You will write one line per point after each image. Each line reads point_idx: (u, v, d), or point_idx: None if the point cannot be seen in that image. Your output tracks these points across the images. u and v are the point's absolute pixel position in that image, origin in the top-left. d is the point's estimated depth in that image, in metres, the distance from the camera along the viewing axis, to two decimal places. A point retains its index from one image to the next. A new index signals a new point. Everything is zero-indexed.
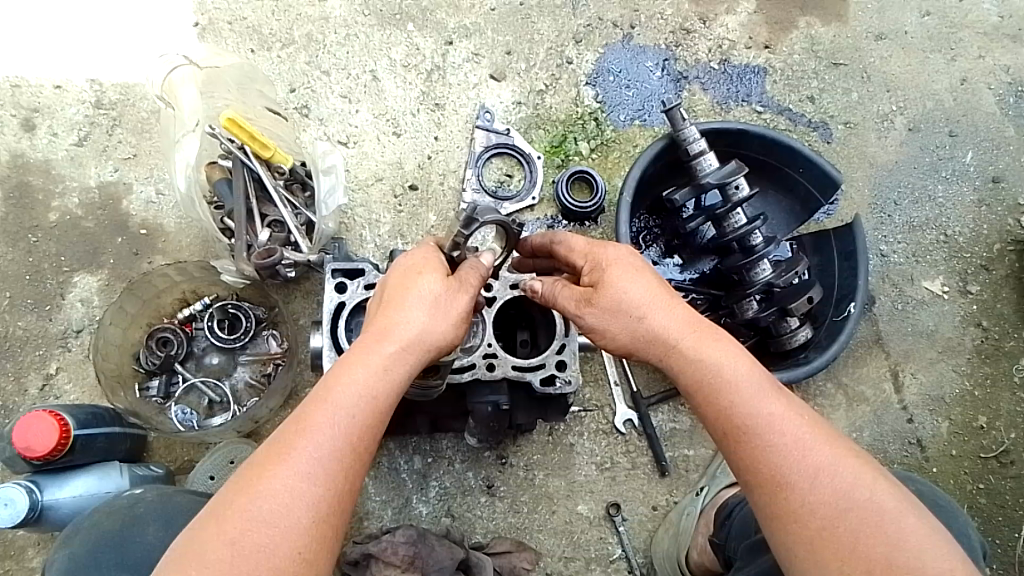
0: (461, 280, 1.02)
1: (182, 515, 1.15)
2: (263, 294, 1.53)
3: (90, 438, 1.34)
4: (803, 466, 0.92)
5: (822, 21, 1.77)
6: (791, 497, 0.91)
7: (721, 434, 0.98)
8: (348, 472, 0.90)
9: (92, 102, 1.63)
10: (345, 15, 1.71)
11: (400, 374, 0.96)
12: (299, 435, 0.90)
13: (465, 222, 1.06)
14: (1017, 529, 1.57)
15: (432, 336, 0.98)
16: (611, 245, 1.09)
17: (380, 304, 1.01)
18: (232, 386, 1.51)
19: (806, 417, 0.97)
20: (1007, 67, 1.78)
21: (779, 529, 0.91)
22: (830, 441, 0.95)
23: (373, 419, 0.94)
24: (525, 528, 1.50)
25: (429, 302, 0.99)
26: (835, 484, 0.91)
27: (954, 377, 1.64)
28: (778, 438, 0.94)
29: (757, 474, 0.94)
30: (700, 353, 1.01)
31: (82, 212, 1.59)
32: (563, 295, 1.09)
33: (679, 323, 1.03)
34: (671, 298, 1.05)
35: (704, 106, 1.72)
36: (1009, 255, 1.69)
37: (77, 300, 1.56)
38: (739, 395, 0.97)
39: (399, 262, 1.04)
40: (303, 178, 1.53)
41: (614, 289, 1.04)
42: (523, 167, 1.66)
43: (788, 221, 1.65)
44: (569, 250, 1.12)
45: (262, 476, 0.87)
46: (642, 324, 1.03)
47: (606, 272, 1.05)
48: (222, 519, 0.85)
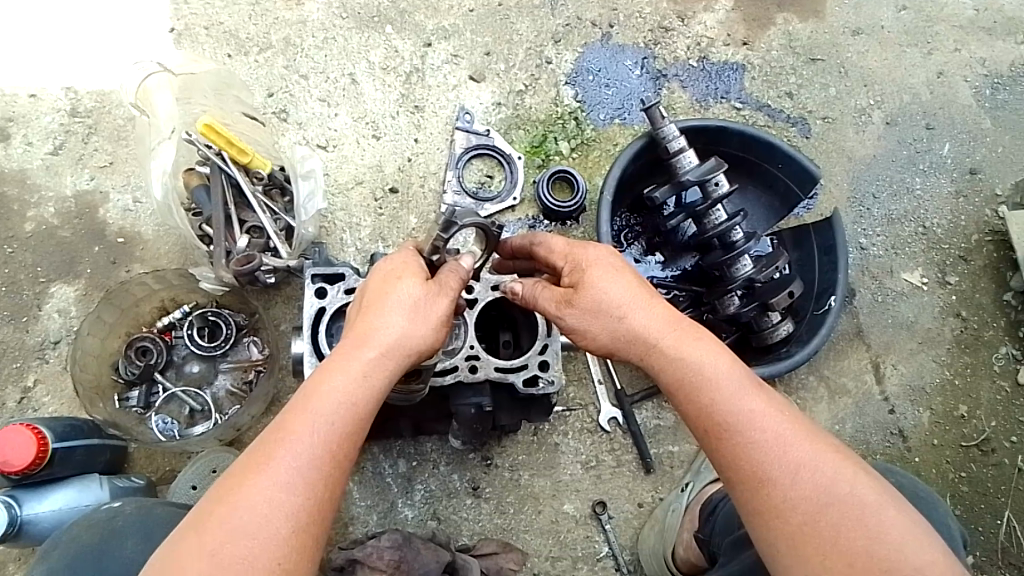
0: (440, 284, 1.02)
1: (162, 527, 1.14)
2: (242, 300, 1.52)
3: (69, 450, 1.33)
4: (784, 462, 0.92)
5: (799, 17, 1.77)
6: (773, 493, 0.91)
7: (701, 432, 0.98)
8: (328, 481, 0.90)
9: (67, 110, 1.62)
10: (323, 18, 1.70)
11: (381, 380, 0.96)
12: (278, 445, 0.89)
13: (443, 225, 1.07)
14: (999, 516, 1.59)
15: (411, 341, 0.98)
16: (590, 246, 1.09)
17: (360, 310, 1.01)
18: (213, 394, 1.51)
19: (786, 412, 0.97)
20: (983, 60, 1.79)
21: (761, 526, 0.92)
22: (810, 436, 0.95)
23: (353, 426, 0.93)
24: (511, 529, 1.50)
25: (408, 307, 0.99)
26: (816, 480, 0.91)
27: (934, 368, 1.65)
28: (758, 434, 0.94)
29: (739, 471, 0.94)
30: (680, 351, 1.01)
31: (59, 222, 1.58)
32: (544, 297, 1.10)
33: (660, 322, 1.03)
34: (651, 298, 1.05)
35: (683, 104, 1.72)
36: (987, 245, 1.70)
37: (55, 310, 1.55)
38: (719, 392, 0.97)
39: (379, 268, 1.04)
40: (281, 183, 1.53)
41: (594, 290, 1.04)
42: (504, 167, 1.66)
43: (768, 216, 1.65)
44: (548, 252, 1.13)
45: (241, 487, 0.87)
46: (622, 323, 1.03)
47: (586, 273, 1.06)
48: (201, 531, 0.85)
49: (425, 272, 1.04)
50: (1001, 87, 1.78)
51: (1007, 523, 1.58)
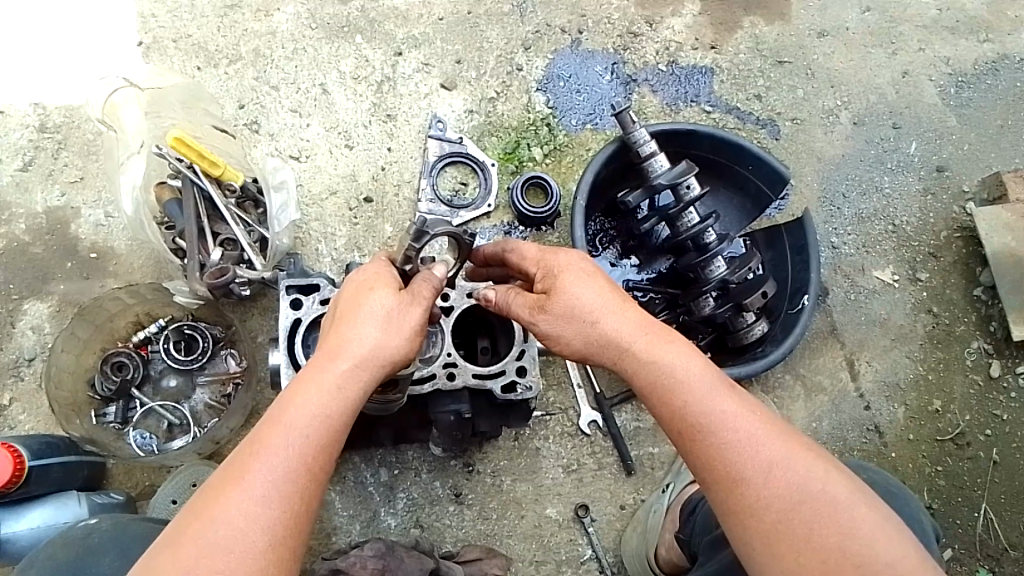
0: (413, 294, 1.02)
1: (140, 543, 1.13)
2: (218, 313, 1.51)
3: (44, 468, 1.32)
4: (756, 462, 0.94)
5: (765, 20, 1.80)
6: (746, 492, 0.92)
7: (675, 433, 0.99)
8: (304, 494, 0.90)
9: (35, 126, 1.61)
10: (293, 29, 1.70)
11: (356, 391, 0.96)
12: (253, 458, 0.89)
13: (415, 236, 1.06)
14: (976, 508, 1.61)
15: (385, 351, 0.98)
16: (561, 252, 1.09)
17: (334, 321, 1.01)
18: (191, 408, 1.49)
19: (759, 412, 0.98)
20: (947, 59, 1.82)
21: (736, 525, 0.93)
22: (782, 435, 0.96)
23: (328, 438, 0.93)
24: (494, 535, 1.50)
25: (381, 317, 0.99)
26: (789, 478, 0.92)
27: (907, 364, 1.67)
28: (731, 435, 0.95)
29: (713, 471, 0.95)
30: (653, 355, 1.02)
31: (30, 238, 1.56)
32: (516, 304, 1.10)
33: (632, 327, 1.04)
34: (623, 302, 1.06)
35: (653, 108, 1.74)
36: (956, 241, 1.73)
37: (29, 327, 1.53)
38: (692, 394, 0.98)
39: (351, 279, 1.04)
40: (255, 195, 1.52)
41: (566, 296, 1.05)
42: (478, 174, 1.67)
43: (740, 218, 1.67)
44: (520, 258, 1.13)
45: (216, 502, 0.86)
46: (595, 328, 1.04)
47: (557, 279, 1.06)
48: (176, 547, 0.84)
49: (398, 282, 1.04)
50: (966, 85, 1.81)
51: (983, 515, 1.61)
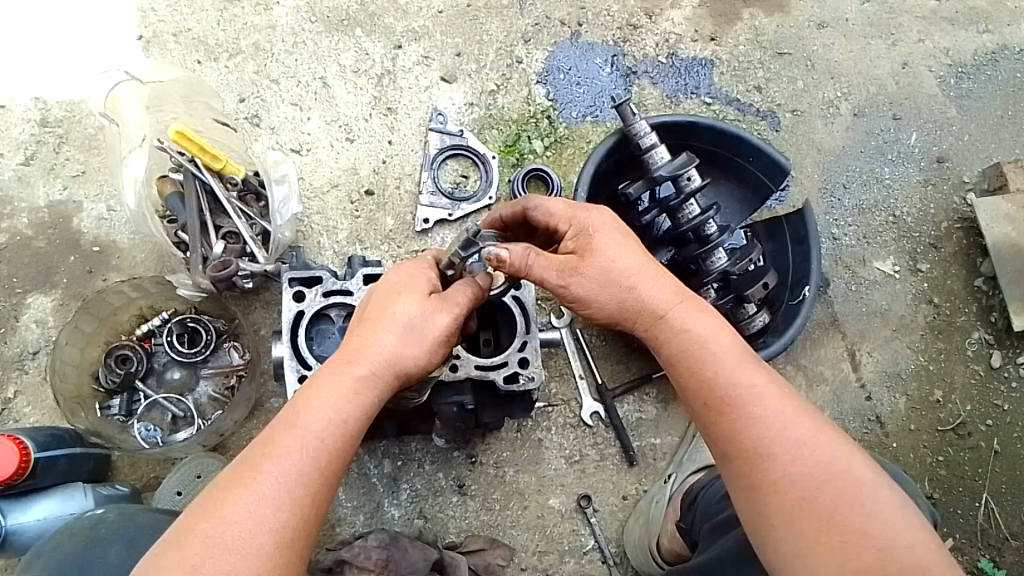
0: (440, 302, 1.03)
1: (147, 534, 1.14)
2: (221, 306, 1.52)
3: (51, 459, 1.33)
4: (785, 438, 0.94)
5: (764, 12, 1.80)
6: (771, 467, 0.93)
7: (701, 405, 1.00)
8: (314, 497, 0.90)
9: (37, 121, 1.61)
10: (293, 23, 1.70)
11: (370, 398, 0.98)
12: (266, 460, 0.89)
13: (465, 244, 1.10)
14: (977, 498, 1.62)
15: (402, 361, 1.00)
16: (595, 211, 1.12)
17: (360, 322, 1.03)
18: (194, 401, 1.50)
19: (789, 392, 0.99)
20: (946, 50, 1.82)
21: (757, 501, 0.93)
22: (809, 416, 0.97)
23: (341, 443, 0.94)
24: (498, 525, 1.51)
25: (404, 325, 1.00)
26: (814, 457, 0.93)
27: (908, 354, 1.68)
28: (761, 409, 0.96)
29: (737, 446, 0.96)
30: (686, 322, 1.05)
31: (33, 233, 1.57)
32: (538, 263, 1.08)
33: (668, 294, 1.08)
34: (653, 269, 1.10)
35: (654, 100, 1.74)
36: (956, 232, 1.73)
37: (32, 321, 1.54)
38: (722, 366, 1.00)
39: (386, 278, 1.06)
40: (257, 188, 1.52)
41: (604, 256, 1.08)
42: (479, 167, 1.67)
43: (740, 209, 1.67)
44: (547, 215, 1.13)
45: (225, 502, 0.86)
46: (632, 294, 1.08)
47: (593, 238, 1.09)
48: (186, 541, 0.84)
49: (430, 285, 1.06)
50: (966, 76, 1.81)
51: (984, 505, 1.62)
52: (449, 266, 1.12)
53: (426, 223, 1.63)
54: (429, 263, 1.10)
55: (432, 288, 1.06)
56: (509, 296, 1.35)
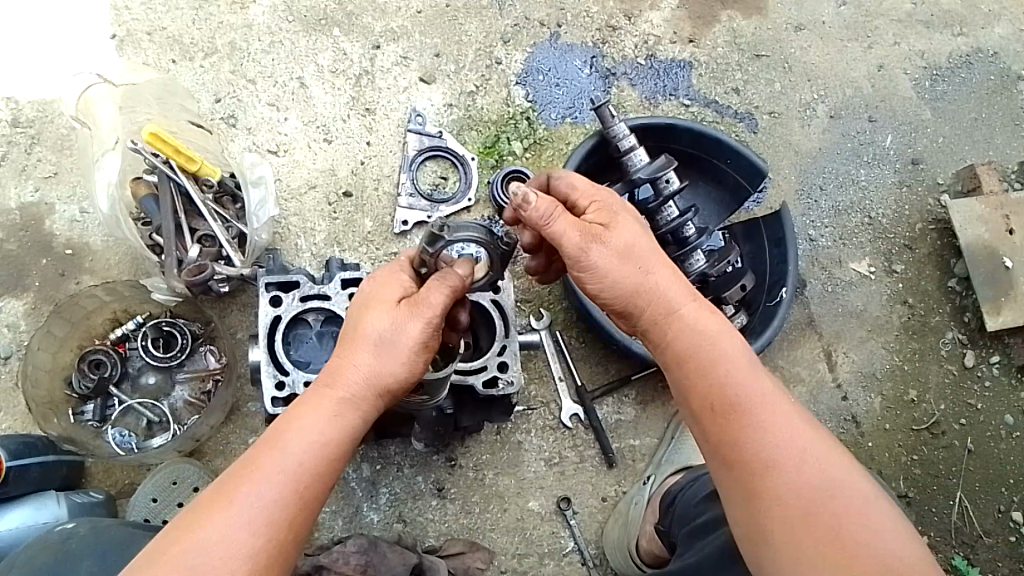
0: (410, 307, 0.98)
1: (121, 544, 1.13)
2: (197, 309, 1.50)
3: (23, 468, 1.33)
4: (791, 447, 0.95)
5: (742, 14, 1.81)
6: (777, 476, 0.94)
7: (706, 407, 1.00)
8: (292, 521, 0.90)
9: (8, 121, 1.59)
10: (270, 22, 1.69)
11: (352, 419, 0.97)
12: (244, 481, 0.89)
13: (431, 238, 1.05)
14: (951, 497, 1.64)
15: (379, 377, 0.98)
16: (615, 195, 1.12)
17: (339, 340, 1.01)
18: (170, 405, 1.48)
19: (794, 403, 1.00)
20: (921, 53, 1.84)
21: (758, 508, 0.93)
22: (813, 429, 0.98)
23: (322, 465, 0.93)
24: (477, 529, 1.50)
25: (375, 341, 0.97)
26: (820, 468, 0.94)
27: (884, 354, 1.69)
28: (770, 416, 0.97)
29: (743, 453, 0.96)
30: (697, 321, 1.05)
31: (4, 235, 1.54)
32: (559, 222, 1.02)
33: (680, 291, 1.07)
34: (666, 261, 1.08)
35: (632, 101, 1.74)
36: (930, 233, 1.75)
37: (3, 325, 1.51)
38: (730, 370, 1.01)
39: (363, 286, 1.03)
40: (233, 190, 1.51)
41: (624, 233, 1.05)
42: (458, 168, 1.67)
43: (719, 210, 1.68)
44: (570, 188, 1.11)
45: (201, 524, 0.86)
46: (647, 279, 1.05)
47: (616, 216, 1.08)
48: (160, 562, 0.84)
49: (404, 289, 1.02)
50: (940, 78, 1.83)
51: (958, 503, 1.64)
52: (422, 263, 1.07)
53: (405, 224, 1.62)
54: (403, 265, 1.07)
55: (404, 294, 1.01)
56: (488, 300, 1.33)
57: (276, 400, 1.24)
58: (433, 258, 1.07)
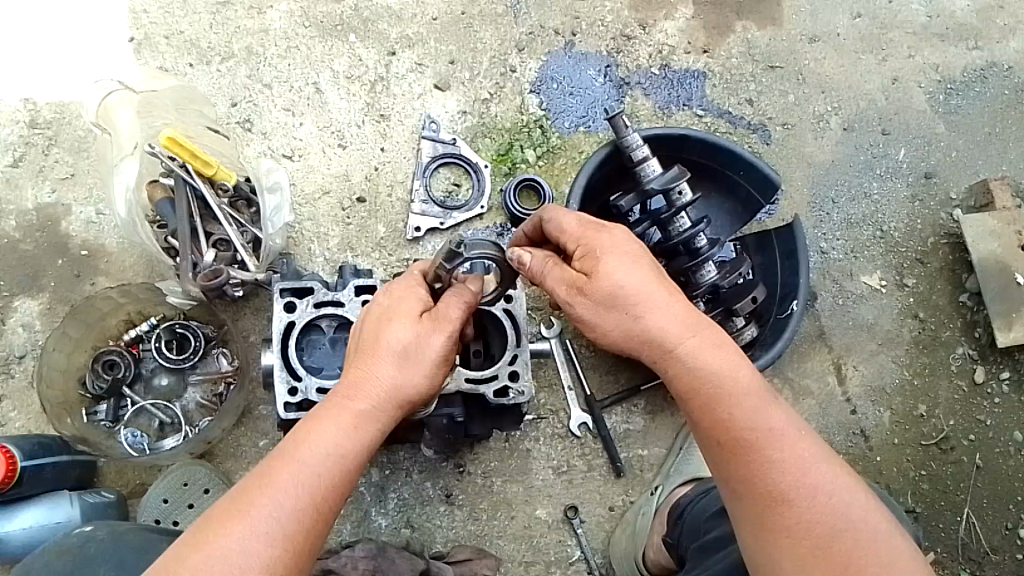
0: (432, 321, 1.02)
1: (137, 550, 1.14)
2: (210, 313, 1.51)
3: (37, 468, 1.33)
4: (802, 483, 0.96)
5: (757, 25, 1.81)
6: (788, 512, 0.95)
7: (715, 444, 1.01)
8: (309, 535, 0.91)
9: (26, 122, 1.60)
10: (286, 27, 1.70)
11: (371, 431, 0.98)
12: (261, 493, 0.90)
13: (448, 256, 1.08)
14: (958, 512, 1.64)
15: (402, 392, 1.00)
16: (605, 232, 1.11)
17: (356, 351, 1.02)
18: (182, 407, 1.49)
19: (806, 435, 1.00)
20: (936, 66, 1.83)
21: (768, 542, 0.95)
22: (825, 460, 0.98)
23: (339, 478, 0.94)
24: (485, 535, 1.51)
25: (398, 354, 1.00)
26: (831, 504, 0.95)
27: (894, 369, 1.69)
28: (780, 453, 0.97)
29: (753, 487, 0.97)
30: (698, 358, 1.04)
31: (21, 235, 1.56)
32: (553, 275, 1.11)
33: (678, 326, 1.05)
34: (670, 298, 1.07)
35: (646, 111, 1.75)
36: (942, 247, 1.75)
37: (19, 325, 1.53)
38: (737, 407, 1.00)
39: (377, 302, 1.05)
40: (248, 195, 1.51)
41: (608, 279, 1.06)
42: (471, 175, 1.67)
43: (731, 222, 1.68)
44: (559, 230, 1.14)
45: (218, 534, 0.87)
46: (638, 323, 1.06)
47: (600, 261, 1.07)
48: (173, 571, 0.85)
49: (423, 304, 1.04)
50: (955, 92, 1.82)
51: (966, 519, 1.64)
52: (436, 278, 1.09)
53: (417, 231, 1.63)
54: (417, 279, 1.09)
55: (423, 306, 1.04)
56: (500, 309, 1.34)
57: (288, 405, 1.25)
58: (449, 273, 1.10)
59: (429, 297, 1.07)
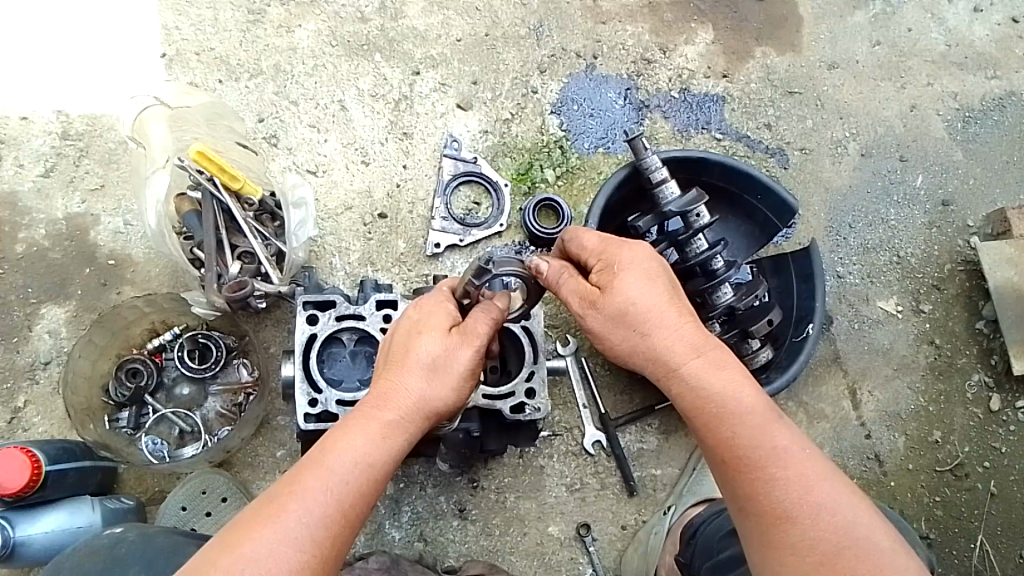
0: (464, 334, 1.04)
1: (166, 552, 1.16)
2: (233, 324, 1.54)
3: (61, 473, 1.35)
4: (805, 500, 0.96)
5: (777, 51, 1.83)
6: (791, 530, 0.95)
7: (719, 461, 1.02)
8: (337, 540, 0.92)
9: (58, 133, 1.64)
10: (313, 46, 1.74)
11: (399, 441, 1.00)
12: (289, 499, 0.92)
13: (476, 271, 1.10)
14: (973, 540, 1.63)
15: (429, 404, 1.02)
16: (626, 248, 1.13)
17: (386, 362, 1.05)
18: (202, 416, 1.51)
19: (812, 454, 1.01)
20: (954, 94, 1.84)
21: (773, 560, 0.95)
22: (831, 479, 0.98)
23: (366, 486, 0.96)
24: (497, 551, 1.52)
25: (426, 366, 1.02)
26: (837, 521, 0.95)
27: (909, 395, 1.69)
28: (782, 471, 0.98)
29: (758, 504, 0.97)
30: (700, 378, 1.06)
31: (50, 244, 1.59)
32: (567, 287, 1.13)
33: (683, 347, 1.08)
34: (679, 317, 1.10)
35: (665, 133, 1.77)
36: (959, 274, 1.75)
37: (45, 331, 1.56)
38: (741, 425, 1.01)
39: (409, 315, 1.08)
40: (273, 208, 1.53)
41: (621, 296, 1.09)
42: (491, 194, 1.69)
43: (747, 244, 1.69)
44: (580, 248, 1.17)
45: (248, 538, 0.89)
46: (644, 341, 1.08)
47: (616, 277, 1.10)
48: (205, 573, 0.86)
49: (452, 318, 1.07)
50: (972, 120, 1.84)
51: (980, 547, 1.63)
52: (464, 294, 1.12)
53: (437, 247, 1.65)
54: (447, 294, 1.11)
55: (454, 320, 1.07)
56: (519, 327, 1.35)
57: (308, 416, 1.27)
58: (478, 288, 1.12)
59: (458, 313, 1.09)
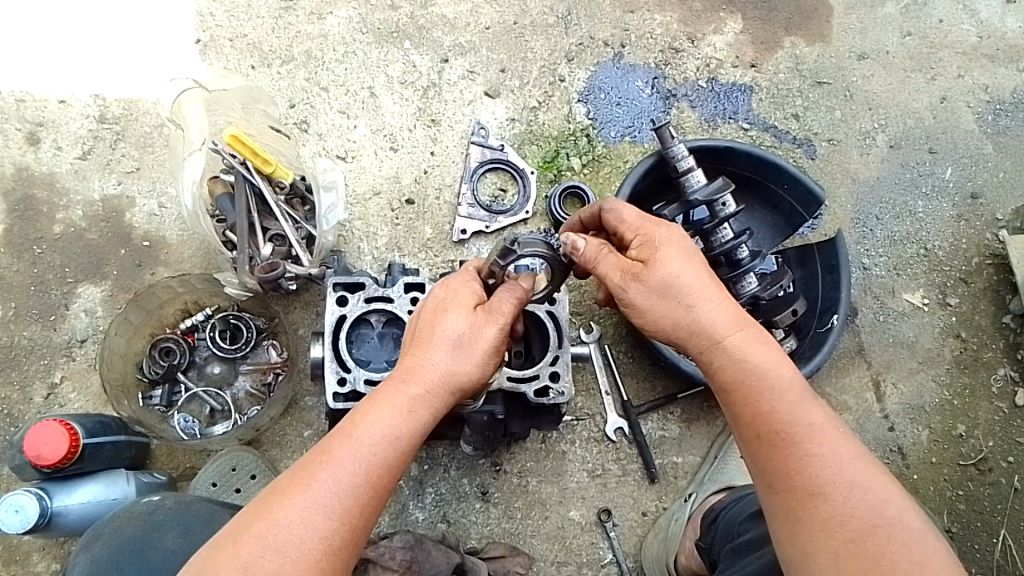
0: (488, 312, 1.06)
1: (203, 522, 1.21)
2: (263, 305, 1.57)
3: (97, 446, 1.39)
4: (838, 479, 0.97)
5: (805, 41, 1.83)
6: (822, 505, 0.96)
7: (755, 436, 1.03)
8: (363, 508, 0.95)
9: (95, 117, 1.67)
10: (344, 32, 1.76)
11: (424, 415, 1.02)
12: (320, 468, 0.94)
13: (502, 252, 1.12)
14: (995, 535, 1.62)
15: (454, 377, 1.04)
16: (663, 225, 1.14)
17: (412, 340, 1.07)
18: (232, 395, 1.56)
19: (845, 435, 1.02)
20: (985, 86, 1.83)
21: (802, 535, 0.96)
22: (865, 461, 1.00)
23: (394, 459, 0.98)
24: (519, 534, 1.54)
25: (452, 342, 1.04)
26: (868, 501, 0.96)
27: (933, 387, 1.69)
28: (819, 448, 0.99)
29: (791, 480, 0.98)
30: (743, 352, 1.07)
31: (86, 225, 1.63)
32: (606, 262, 1.13)
33: (727, 320, 1.09)
34: (714, 293, 1.10)
35: (692, 123, 1.77)
36: (987, 268, 1.74)
37: (81, 310, 1.60)
38: (778, 401, 1.03)
39: (433, 295, 1.10)
40: (303, 192, 1.57)
41: (663, 268, 1.09)
42: (517, 181, 1.71)
43: (773, 235, 1.69)
44: (618, 221, 1.18)
45: (281, 504, 0.92)
46: (688, 314, 1.09)
47: (657, 250, 1.11)
48: (239, 538, 0.90)
49: (476, 297, 1.09)
50: (1003, 113, 1.82)
51: (1002, 542, 1.62)
52: (490, 274, 1.13)
53: (463, 233, 1.67)
54: (471, 274, 1.13)
55: (477, 299, 1.09)
56: (544, 311, 1.37)
57: (337, 395, 1.29)
58: (503, 270, 1.13)
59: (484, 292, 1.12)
